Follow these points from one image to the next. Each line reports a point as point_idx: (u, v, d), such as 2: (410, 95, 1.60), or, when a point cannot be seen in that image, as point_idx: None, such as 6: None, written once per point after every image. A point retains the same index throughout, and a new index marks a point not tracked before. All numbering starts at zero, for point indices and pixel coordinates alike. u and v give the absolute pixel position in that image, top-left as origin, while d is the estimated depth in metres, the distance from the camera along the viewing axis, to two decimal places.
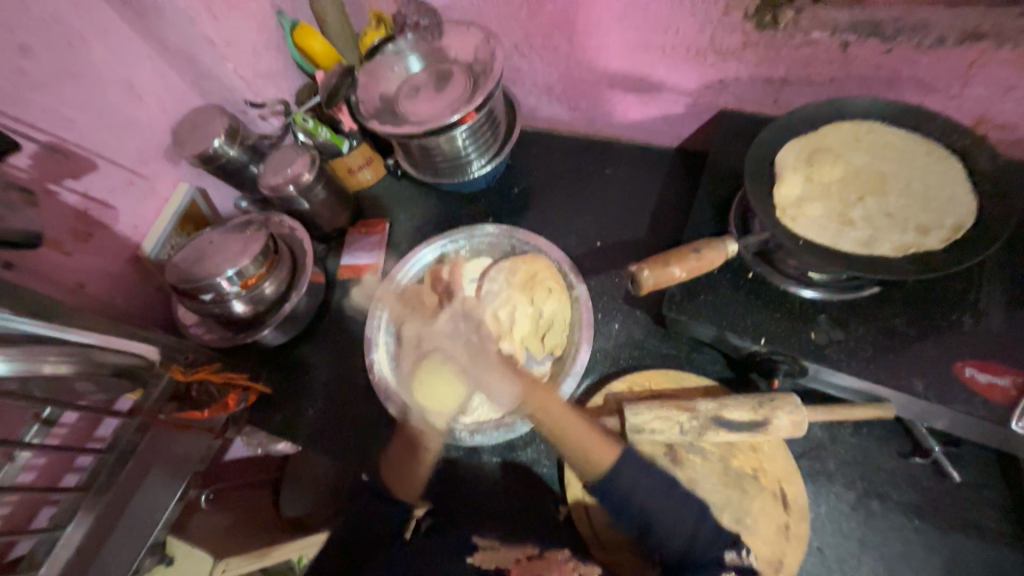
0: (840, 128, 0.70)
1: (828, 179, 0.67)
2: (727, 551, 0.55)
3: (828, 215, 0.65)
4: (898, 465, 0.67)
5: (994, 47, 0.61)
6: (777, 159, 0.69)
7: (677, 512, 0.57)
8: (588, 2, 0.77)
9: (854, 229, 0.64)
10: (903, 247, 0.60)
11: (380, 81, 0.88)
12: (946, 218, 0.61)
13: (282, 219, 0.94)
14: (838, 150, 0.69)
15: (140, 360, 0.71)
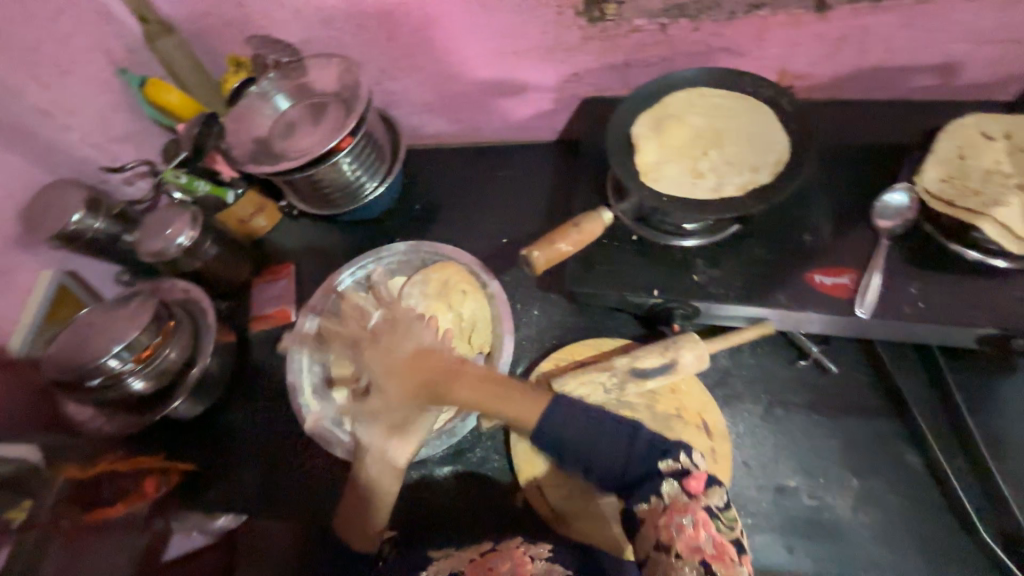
0: (678, 96, 0.80)
1: (681, 141, 0.76)
2: (664, 460, 0.58)
3: (683, 171, 0.74)
4: (791, 371, 0.76)
5: (770, 14, 0.75)
6: (634, 135, 0.77)
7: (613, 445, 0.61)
8: (438, 19, 0.81)
9: (705, 179, 0.73)
10: (743, 187, 0.70)
11: (250, 124, 0.85)
12: (770, 154, 0.72)
13: (176, 282, 0.88)
14: (680, 115, 0.78)
15: (20, 464, 0.70)
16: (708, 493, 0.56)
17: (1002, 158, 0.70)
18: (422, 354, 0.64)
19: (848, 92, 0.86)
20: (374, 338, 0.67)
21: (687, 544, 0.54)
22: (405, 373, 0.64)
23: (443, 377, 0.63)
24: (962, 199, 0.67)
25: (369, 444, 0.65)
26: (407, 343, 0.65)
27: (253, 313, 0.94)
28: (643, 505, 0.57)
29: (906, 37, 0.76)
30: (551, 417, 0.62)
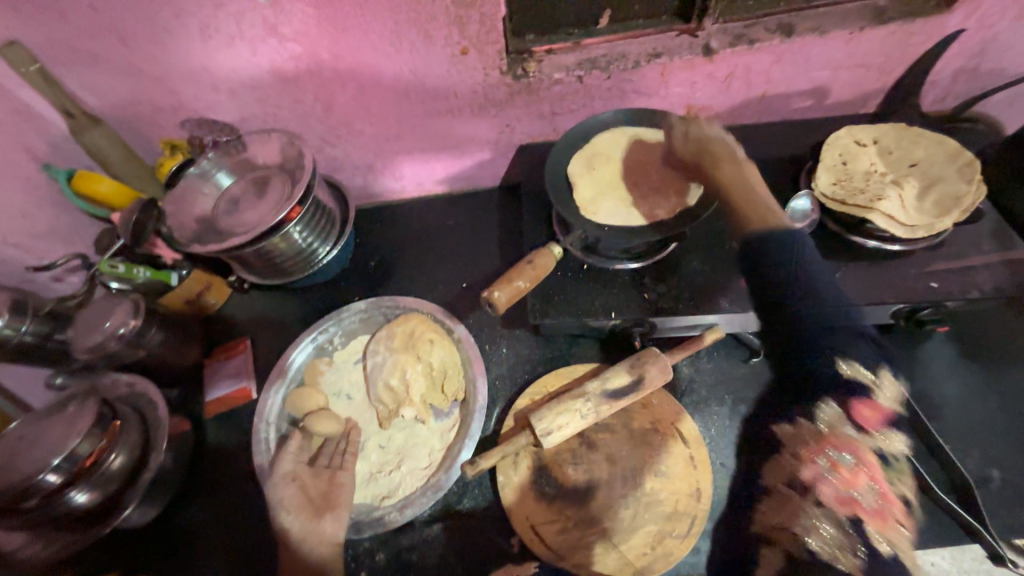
0: (607, 137, 0.88)
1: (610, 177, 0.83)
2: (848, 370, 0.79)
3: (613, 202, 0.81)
4: (747, 369, 0.81)
5: (668, 60, 0.87)
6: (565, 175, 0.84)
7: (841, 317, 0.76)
8: (372, 89, 0.86)
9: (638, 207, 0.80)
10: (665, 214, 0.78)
11: (191, 205, 0.84)
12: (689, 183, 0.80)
13: (118, 377, 0.84)
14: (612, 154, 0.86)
15: None
16: (879, 431, 0.75)
17: (876, 161, 0.82)
18: (715, 143, 0.77)
19: (744, 117, 1.00)
20: (700, 133, 0.79)
21: (831, 481, 0.72)
22: (706, 158, 0.77)
23: (701, 167, 0.78)
24: (851, 199, 0.78)
25: (299, 533, 0.71)
26: (710, 142, 0.78)
27: (207, 398, 0.88)
28: (790, 429, 0.76)
29: (781, 70, 0.90)
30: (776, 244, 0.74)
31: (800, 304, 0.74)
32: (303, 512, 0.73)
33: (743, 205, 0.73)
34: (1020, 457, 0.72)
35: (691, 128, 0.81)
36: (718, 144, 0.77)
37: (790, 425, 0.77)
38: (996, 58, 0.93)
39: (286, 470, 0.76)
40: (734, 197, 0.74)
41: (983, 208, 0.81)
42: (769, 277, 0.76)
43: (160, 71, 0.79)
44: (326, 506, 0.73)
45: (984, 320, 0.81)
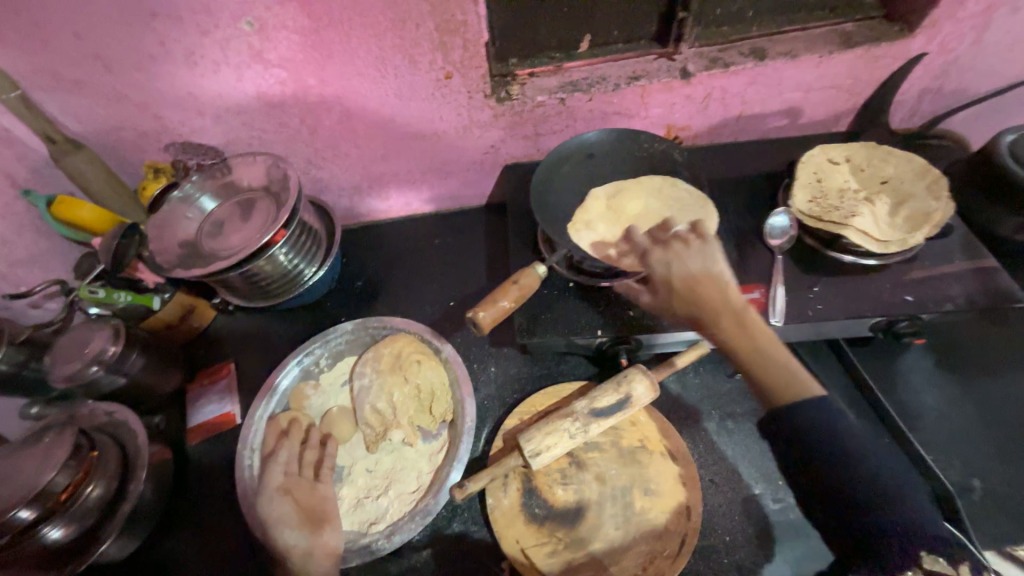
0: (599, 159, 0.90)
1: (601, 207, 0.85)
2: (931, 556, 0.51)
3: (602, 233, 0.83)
4: (733, 383, 0.82)
5: (648, 83, 0.89)
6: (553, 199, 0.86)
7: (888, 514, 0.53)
8: (357, 112, 0.87)
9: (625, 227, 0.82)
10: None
11: (174, 229, 0.84)
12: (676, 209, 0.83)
13: (96, 406, 0.81)
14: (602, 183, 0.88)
15: None
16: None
17: (849, 179, 0.85)
18: (710, 291, 0.65)
19: (722, 136, 1.03)
20: (687, 275, 0.66)
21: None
22: (702, 309, 0.65)
23: (713, 312, 0.64)
24: (826, 215, 0.80)
25: (301, 548, 0.70)
26: (702, 298, 0.65)
27: (189, 423, 0.87)
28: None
29: (755, 91, 0.94)
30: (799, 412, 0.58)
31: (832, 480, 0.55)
32: (302, 526, 0.72)
33: (767, 383, 0.60)
34: (998, 466, 0.73)
35: (671, 260, 0.68)
36: (713, 281, 0.66)
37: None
38: (958, 78, 0.97)
39: (276, 484, 0.75)
40: (749, 366, 0.62)
41: (952, 222, 0.83)
42: (800, 451, 0.57)
43: (144, 97, 0.79)
44: (324, 517, 0.74)
45: (958, 331, 0.83)
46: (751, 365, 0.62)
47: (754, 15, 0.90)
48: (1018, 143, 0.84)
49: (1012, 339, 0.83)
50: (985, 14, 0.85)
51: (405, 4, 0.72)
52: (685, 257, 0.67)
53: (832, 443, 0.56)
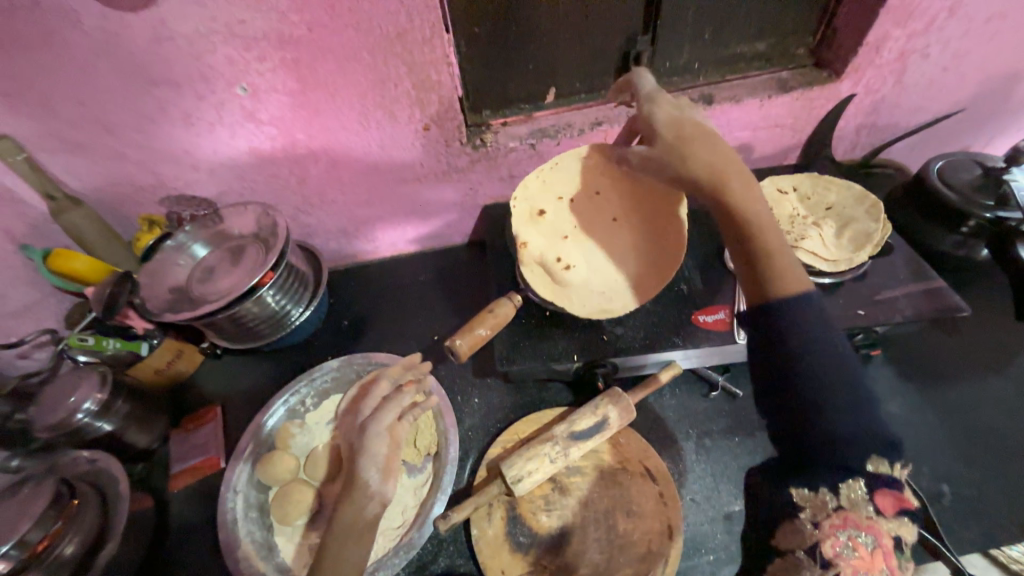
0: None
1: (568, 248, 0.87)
2: (873, 460, 0.55)
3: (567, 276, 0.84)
4: (707, 403, 0.85)
5: (610, 128, 0.98)
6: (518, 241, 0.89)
7: (855, 415, 0.56)
8: (343, 162, 0.94)
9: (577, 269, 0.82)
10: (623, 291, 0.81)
11: (166, 276, 0.88)
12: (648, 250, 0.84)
13: (80, 454, 0.81)
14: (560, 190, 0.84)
15: None
16: (893, 516, 0.55)
17: (797, 206, 0.93)
18: (721, 144, 0.67)
19: None
20: (696, 122, 0.69)
21: (848, 561, 0.54)
22: (716, 161, 0.66)
23: (724, 166, 0.66)
24: (779, 239, 0.87)
25: (372, 494, 0.71)
26: (706, 147, 0.67)
27: (172, 470, 0.86)
28: (807, 493, 0.56)
29: None
30: (800, 305, 0.61)
31: (803, 374, 0.58)
32: (380, 476, 0.73)
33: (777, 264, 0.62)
34: (964, 470, 0.76)
35: (681, 112, 0.70)
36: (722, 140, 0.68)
37: (806, 489, 0.57)
38: (888, 114, 1.08)
39: (385, 424, 0.75)
40: (754, 238, 0.64)
41: (895, 242, 0.91)
42: (777, 347, 0.60)
43: (143, 155, 0.85)
44: (388, 462, 0.73)
45: (915, 342, 0.88)
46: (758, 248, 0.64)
47: (699, 66, 1.01)
48: (945, 169, 0.93)
49: (963, 348, 0.88)
50: (901, 60, 0.96)
51: (384, 67, 0.81)
52: (692, 113, 0.72)
53: (810, 344, 0.59)
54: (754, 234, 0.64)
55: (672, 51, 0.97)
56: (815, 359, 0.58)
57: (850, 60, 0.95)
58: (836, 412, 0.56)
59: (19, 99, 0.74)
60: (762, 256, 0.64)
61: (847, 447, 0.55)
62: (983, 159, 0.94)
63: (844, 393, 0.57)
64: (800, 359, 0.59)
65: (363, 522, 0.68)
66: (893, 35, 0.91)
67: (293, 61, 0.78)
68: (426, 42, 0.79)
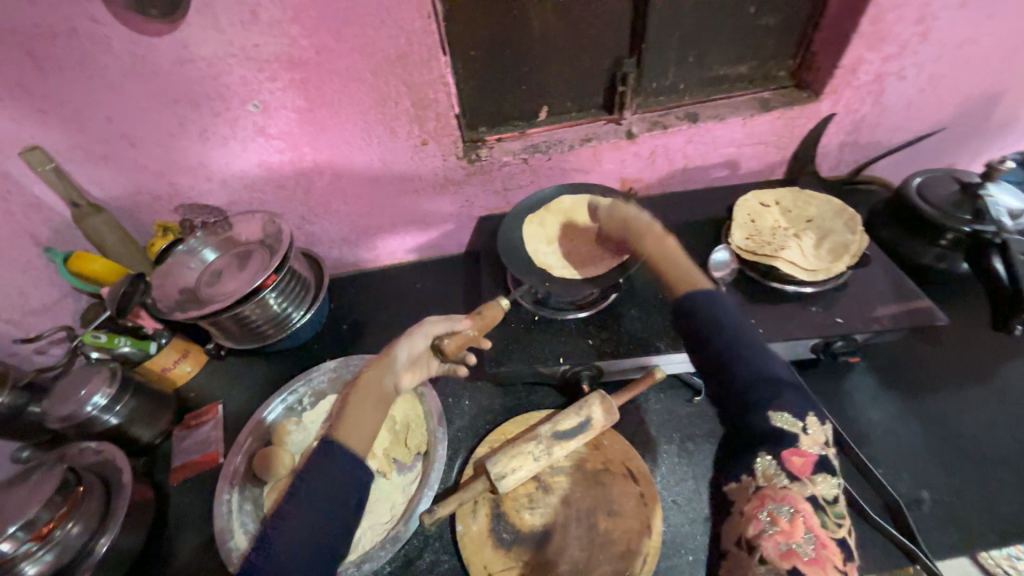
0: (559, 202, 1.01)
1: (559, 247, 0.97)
2: (775, 415, 0.57)
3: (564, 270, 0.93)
4: (692, 407, 0.87)
5: (598, 144, 1.03)
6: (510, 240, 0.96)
7: (754, 376, 0.60)
8: (346, 174, 0.99)
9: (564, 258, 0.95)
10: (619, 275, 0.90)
11: (177, 278, 0.93)
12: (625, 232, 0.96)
13: (86, 445, 0.85)
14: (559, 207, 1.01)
15: None
16: (811, 479, 0.55)
17: (779, 219, 0.97)
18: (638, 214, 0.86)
19: (672, 186, 1.16)
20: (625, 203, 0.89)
21: (772, 539, 0.52)
22: (631, 227, 0.84)
23: (640, 227, 0.83)
24: (760, 250, 0.91)
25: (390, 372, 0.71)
26: (627, 213, 0.86)
27: (174, 464, 0.90)
28: (735, 486, 0.57)
29: (695, 148, 1.08)
30: (699, 296, 0.68)
31: (713, 347, 0.63)
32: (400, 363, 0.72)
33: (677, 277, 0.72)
34: (944, 477, 0.77)
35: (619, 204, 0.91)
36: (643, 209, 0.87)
37: (736, 481, 0.58)
38: (870, 133, 1.12)
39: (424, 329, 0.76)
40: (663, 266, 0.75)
41: (875, 254, 0.94)
42: (688, 325, 0.66)
43: (160, 166, 0.91)
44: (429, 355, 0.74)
45: (895, 351, 0.90)
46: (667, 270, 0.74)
47: (685, 86, 1.06)
48: (923, 185, 0.96)
49: (945, 358, 0.89)
50: (877, 81, 1.01)
51: (385, 87, 0.88)
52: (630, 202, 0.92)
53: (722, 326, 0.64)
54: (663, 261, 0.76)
55: (658, 72, 1.02)
56: (727, 333, 0.63)
57: (827, 81, 1.00)
58: (731, 370, 0.61)
59: (52, 114, 0.81)
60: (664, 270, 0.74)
61: (745, 405, 0.59)
62: (960, 175, 0.97)
63: (742, 353, 0.61)
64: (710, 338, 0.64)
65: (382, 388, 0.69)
66: (867, 58, 0.96)
67: (301, 80, 0.84)
68: (424, 64, 0.86)
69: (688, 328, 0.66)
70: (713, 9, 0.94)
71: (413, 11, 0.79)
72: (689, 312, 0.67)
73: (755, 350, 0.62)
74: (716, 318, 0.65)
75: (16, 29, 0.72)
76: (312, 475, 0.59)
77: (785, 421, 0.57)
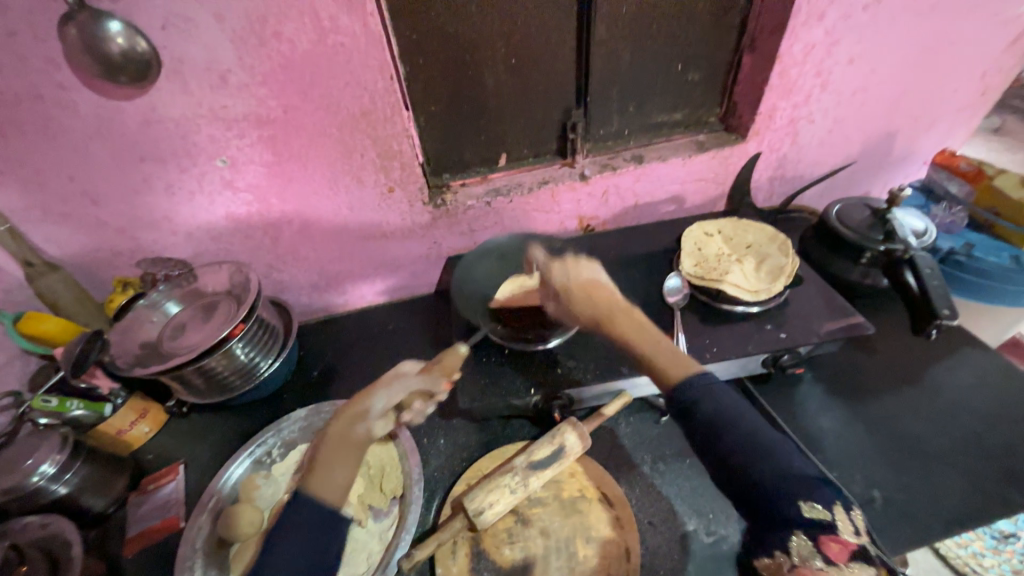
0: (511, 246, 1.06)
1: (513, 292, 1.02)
2: (805, 503, 0.58)
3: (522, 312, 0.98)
4: (659, 428, 0.91)
5: (555, 186, 1.12)
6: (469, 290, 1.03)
7: (770, 462, 0.63)
8: (315, 222, 1.02)
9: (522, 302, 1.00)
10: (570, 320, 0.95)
11: (137, 333, 0.91)
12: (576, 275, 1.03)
13: (31, 519, 0.78)
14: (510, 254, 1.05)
15: None
16: (850, 566, 0.55)
17: (722, 247, 1.06)
18: (601, 294, 0.88)
19: (626, 221, 1.25)
20: (582, 281, 0.90)
21: None
22: (598, 309, 0.86)
23: (609, 308, 0.86)
24: (707, 276, 0.99)
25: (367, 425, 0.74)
26: (592, 296, 0.88)
27: (128, 533, 0.84)
28: (768, 561, 0.59)
29: (643, 186, 1.18)
30: (691, 388, 0.71)
31: (722, 432, 0.67)
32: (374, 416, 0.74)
33: (661, 361, 0.77)
34: (890, 475, 0.83)
35: (571, 272, 0.92)
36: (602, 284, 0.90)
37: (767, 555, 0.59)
38: (793, 168, 1.26)
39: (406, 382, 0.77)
40: (643, 349, 0.80)
41: (808, 274, 1.04)
42: (696, 413, 0.70)
43: (124, 222, 0.92)
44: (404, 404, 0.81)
45: (837, 362, 0.98)
46: (649, 354, 0.79)
47: (629, 132, 1.17)
48: (841, 212, 1.09)
49: (881, 365, 0.98)
50: (792, 124, 1.15)
51: (351, 140, 0.93)
52: (582, 270, 0.92)
53: (728, 412, 0.68)
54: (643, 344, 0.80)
55: (604, 120, 1.13)
56: (733, 421, 0.67)
57: (750, 126, 1.14)
58: (746, 458, 0.64)
59: (11, 176, 0.81)
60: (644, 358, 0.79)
61: (773, 497, 0.60)
62: (870, 203, 1.10)
63: (755, 442, 0.65)
64: (715, 423, 0.68)
65: (353, 435, 0.72)
66: (780, 106, 1.11)
67: (269, 136, 0.88)
68: (387, 120, 0.92)
69: (699, 418, 0.69)
70: (647, 67, 1.07)
71: (376, 74, 0.86)
72: (691, 405, 0.70)
73: (767, 438, 0.65)
74: (723, 407, 0.69)
75: None
76: (284, 544, 0.61)
77: (812, 510, 0.58)
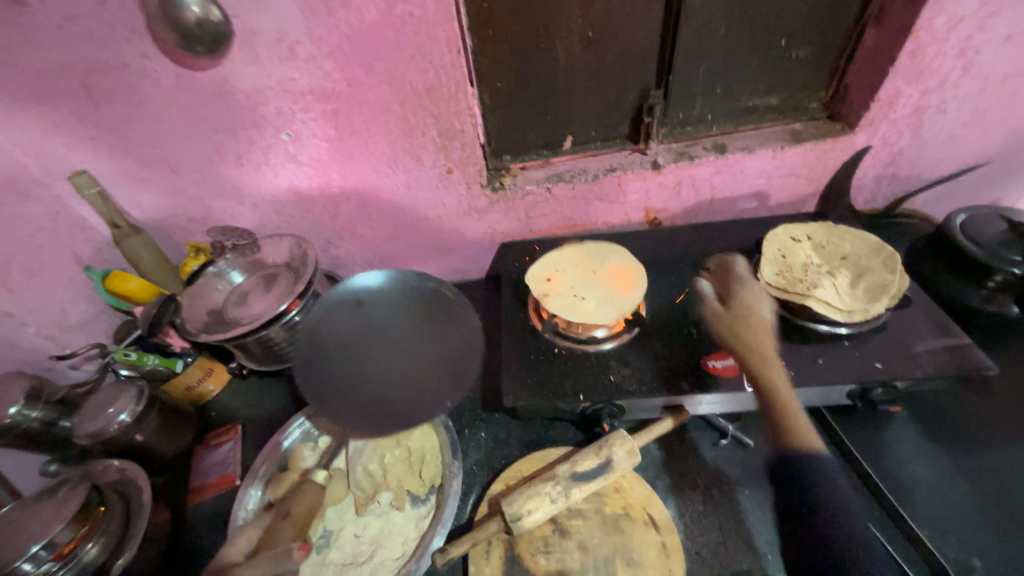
0: (373, 296, 0.95)
1: (370, 356, 0.90)
2: None
3: (388, 381, 0.87)
4: (717, 451, 0.83)
5: (622, 174, 1.03)
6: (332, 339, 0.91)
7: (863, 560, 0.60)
8: (373, 201, 1.01)
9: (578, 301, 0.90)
10: (455, 376, 0.88)
11: (205, 300, 0.95)
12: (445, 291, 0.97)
13: (110, 462, 0.87)
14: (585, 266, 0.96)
15: None
16: None
17: (811, 255, 0.94)
18: (767, 334, 0.82)
19: (698, 217, 1.14)
20: (758, 315, 0.85)
21: None
22: (759, 344, 0.81)
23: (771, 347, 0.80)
24: (792, 287, 0.87)
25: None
26: (759, 332, 0.82)
27: (193, 481, 0.91)
28: None
29: (722, 179, 1.06)
30: (812, 460, 0.69)
31: (822, 514, 0.65)
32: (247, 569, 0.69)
33: (789, 421, 0.72)
34: (1000, 546, 0.70)
35: (753, 304, 0.86)
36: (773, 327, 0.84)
37: None
38: (908, 166, 1.08)
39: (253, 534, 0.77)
40: (780, 401, 0.74)
41: (916, 294, 0.89)
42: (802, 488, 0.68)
43: (197, 190, 0.95)
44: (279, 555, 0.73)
45: (940, 402, 0.84)
46: (782, 403, 0.73)
47: (713, 117, 1.05)
48: (969, 223, 0.91)
49: (996, 410, 0.83)
50: (916, 114, 0.97)
51: (413, 118, 0.89)
52: (764, 309, 0.86)
53: (836, 503, 0.65)
54: (785, 398, 0.74)
55: (685, 103, 1.01)
56: (840, 511, 0.65)
57: (863, 114, 0.97)
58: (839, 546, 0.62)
59: (101, 141, 0.86)
60: (777, 409, 0.73)
61: None
62: (1008, 213, 0.91)
63: (850, 533, 0.62)
64: (820, 505, 0.65)
65: None
66: (905, 91, 0.93)
67: (332, 111, 0.87)
68: (451, 97, 0.87)
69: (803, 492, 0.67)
70: (745, 43, 0.93)
71: (442, 47, 0.81)
72: (800, 475, 0.68)
73: (864, 538, 0.62)
74: (832, 491, 0.66)
75: (74, 65, 0.76)
76: None
77: None
